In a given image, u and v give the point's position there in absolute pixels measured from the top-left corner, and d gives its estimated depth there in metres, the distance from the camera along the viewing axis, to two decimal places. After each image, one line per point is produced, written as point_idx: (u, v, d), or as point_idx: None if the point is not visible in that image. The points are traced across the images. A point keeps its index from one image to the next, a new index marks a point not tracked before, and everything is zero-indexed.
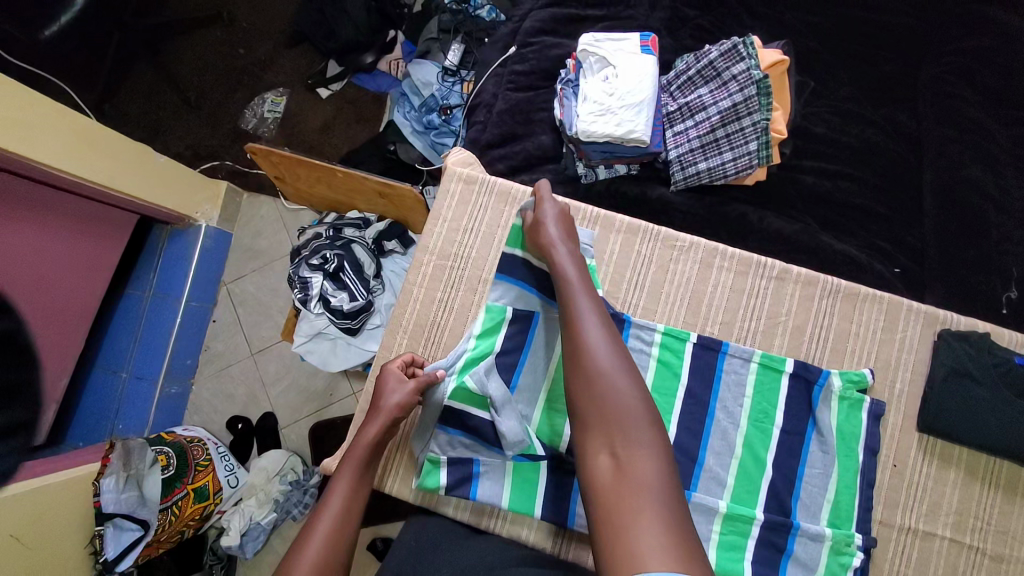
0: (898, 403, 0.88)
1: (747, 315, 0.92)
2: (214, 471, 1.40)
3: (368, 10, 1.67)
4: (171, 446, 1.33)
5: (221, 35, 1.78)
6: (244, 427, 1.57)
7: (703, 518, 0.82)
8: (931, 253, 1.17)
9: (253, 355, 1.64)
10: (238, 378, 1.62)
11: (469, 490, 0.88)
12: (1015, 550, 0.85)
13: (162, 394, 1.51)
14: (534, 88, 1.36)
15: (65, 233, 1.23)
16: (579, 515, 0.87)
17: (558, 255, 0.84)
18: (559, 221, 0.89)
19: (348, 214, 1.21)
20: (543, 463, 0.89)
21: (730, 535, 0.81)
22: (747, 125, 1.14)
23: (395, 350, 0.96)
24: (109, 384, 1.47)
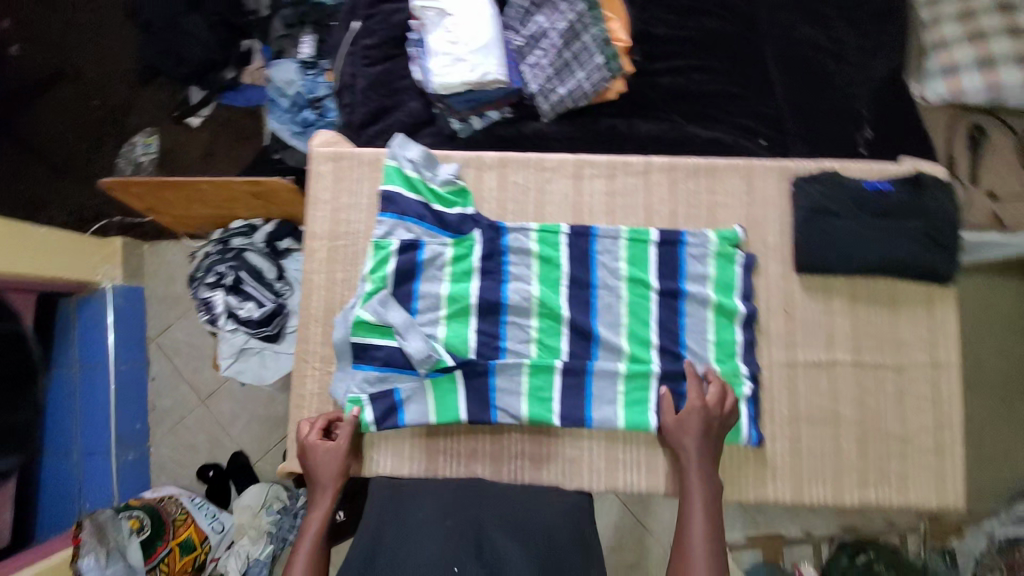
0: (773, 254, 0.94)
1: (626, 212, 0.97)
2: (195, 522, 1.39)
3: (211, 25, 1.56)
4: (142, 510, 1.32)
5: (70, 91, 1.68)
6: (216, 473, 1.51)
7: (608, 383, 0.91)
8: (786, 117, 1.26)
9: (204, 401, 1.59)
10: (196, 428, 1.57)
11: (397, 419, 0.91)
12: (910, 356, 0.90)
13: (121, 461, 1.47)
14: (389, 57, 1.34)
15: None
16: (501, 412, 0.91)
17: (686, 452, 0.85)
18: (705, 419, 0.85)
19: (234, 225, 1.16)
20: (458, 372, 0.92)
21: (634, 392, 0.90)
22: (588, 41, 1.22)
23: (314, 341, 0.96)
24: (63, 468, 1.41)
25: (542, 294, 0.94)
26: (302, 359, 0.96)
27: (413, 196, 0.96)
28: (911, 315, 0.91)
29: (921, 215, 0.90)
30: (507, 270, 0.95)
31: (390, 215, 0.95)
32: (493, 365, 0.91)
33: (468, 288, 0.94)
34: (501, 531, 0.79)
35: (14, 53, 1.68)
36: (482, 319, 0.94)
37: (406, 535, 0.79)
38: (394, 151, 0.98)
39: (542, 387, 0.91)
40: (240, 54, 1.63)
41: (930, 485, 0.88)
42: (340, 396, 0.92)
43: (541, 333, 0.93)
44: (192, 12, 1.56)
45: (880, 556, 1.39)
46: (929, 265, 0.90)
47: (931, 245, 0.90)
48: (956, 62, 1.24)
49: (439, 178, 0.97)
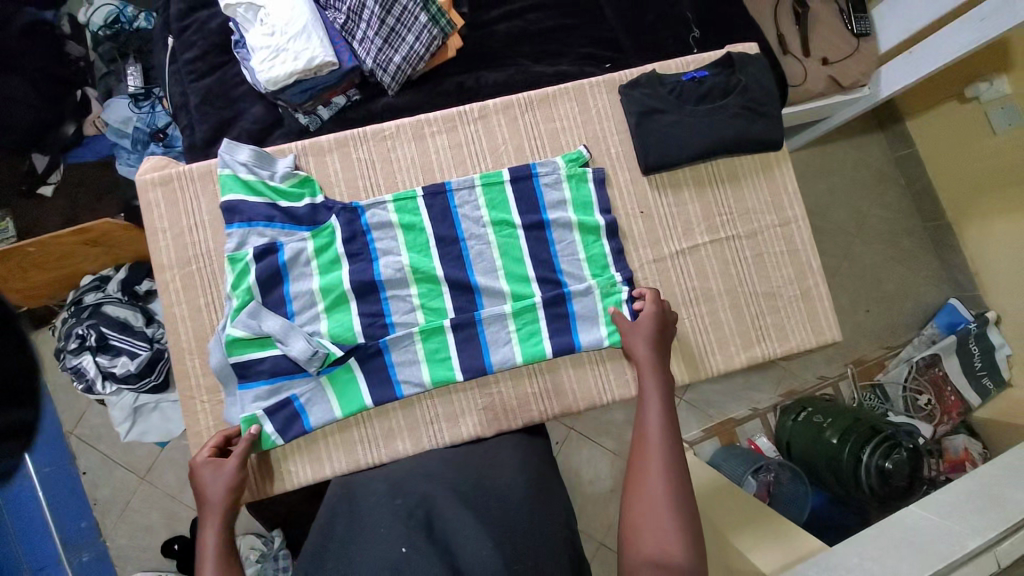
0: (618, 163, 0.99)
1: (474, 159, 0.99)
2: None
3: (34, 82, 1.34)
4: None
5: None
6: (181, 545, 1.39)
7: (500, 326, 0.93)
8: (621, 35, 1.29)
9: (144, 477, 1.45)
10: (145, 506, 1.43)
11: (303, 424, 0.89)
12: (758, 221, 1.00)
13: (75, 565, 1.32)
14: (217, 67, 1.25)
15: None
16: (405, 384, 0.91)
17: (638, 349, 0.89)
18: (653, 318, 0.90)
19: (83, 282, 1.13)
20: (352, 360, 0.90)
21: (526, 326, 0.93)
22: (407, 3, 1.17)
23: (195, 371, 0.93)
24: None
25: (413, 261, 0.93)
26: (190, 391, 0.92)
27: (256, 199, 0.93)
28: (751, 185, 1.01)
29: (736, 92, 0.97)
30: (374, 247, 0.94)
31: (238, 224, 0.92)
32: (385, 343, 0.90)
33: (338, 276, 0.92)
34: (457, 507, 0.72)
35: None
36: (362, 302, 0.92)
37: (359, 515, 0.76)
38: (225, 159, 0.94)
39: (437, 350, 0.92)
40: (77, 104, 1.41)
41: (806, 324, 0.99)
42: (235, 421, 0.89)
43: (423, 299, 0.93)
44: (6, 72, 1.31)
45: (819, 408, 1.43)
46: (755, 135, 0.97)
47: (754, 117, 0.97)
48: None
49: (281, 171, 0.94)
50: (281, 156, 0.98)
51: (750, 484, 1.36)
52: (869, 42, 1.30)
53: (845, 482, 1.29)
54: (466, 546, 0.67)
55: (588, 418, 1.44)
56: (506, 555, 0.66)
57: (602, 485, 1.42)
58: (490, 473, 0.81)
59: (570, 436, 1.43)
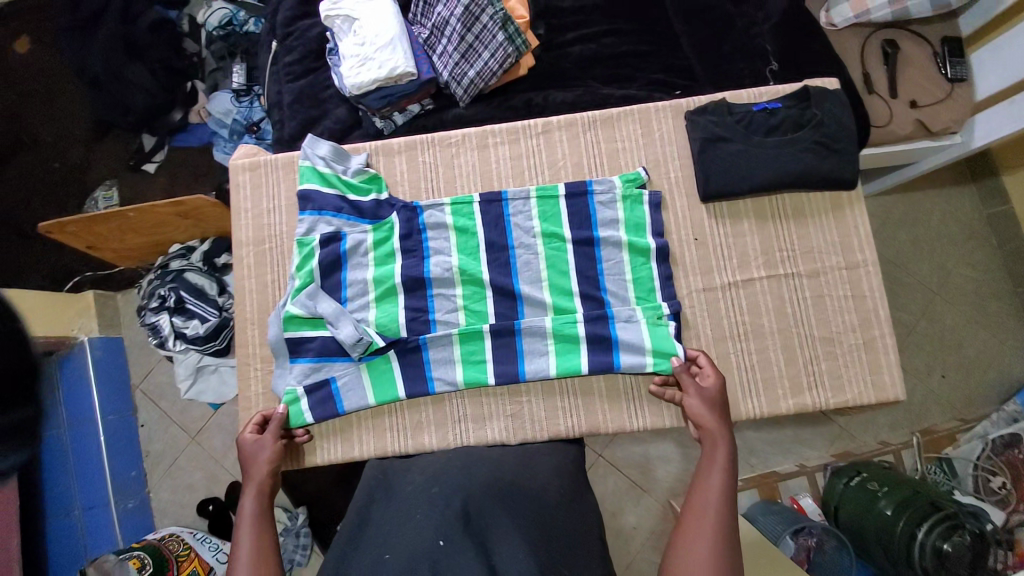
0: (676, 188, 0.99)
1: (533, 171, 1.02)
2: (199, 555, 1.36)
3: (153, 72, 1.50)
4: (142, 550, 1.28)
5: (29, 159, 1.62)
6: (216, 507, 1.49)
7: (538, 337, 0.94)
8: (696, 65, 1.29)
9: (194, 438, 1.56)
10: (191, 465, 1.54)
11: (336, 406, 0.93)
12: (821, 262, 0.96)
13: (120, 509, 1.44)
14: (310, 70, 1.36)
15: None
16: (438, 381, 0.94)
17: (702, 414, 0.85)
18: (717, 386, 0.87)
19: (171, 249, 1.25)
20: (392, 352, 0.94)
21: (564, 342, 0.93)
22: (487, 21, 1.22)
23: (253, 341, 1.00)
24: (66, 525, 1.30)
25: (462, 263, 0.96)
26: (244, 359, 1.00)
27: (329, 190, 1.00)
28: (817, 225, 0.97)
29: (810, 127, 0.94)
30: (427, 246, 0.98)
31: (308, 211, 0.99)
32: (424, 339, 0.93)
33: (391, 269, 0.96)
34: (494, 504, 0.71)
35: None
36: (410, 296, 0.96)
37: (397, 496, 0.77)
38: (306, 151, 1.01)
39: (474, 351, 0.94)
40: (186, 94, 1.57)
41: (865, 376, 0.93)
42: (280, 391, 0.95)
43: (467, 300, 0.96)
44: (133, 61, 1.48)
45: (876, 475, 1.31)
46: (823, 172, 0.93)
47: (826, 154, 0.94)
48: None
49: (355, 167, 1.01)
50: (356, 153, 1.05)
51: (787, 545, 1.25)
52: (963, 88, 1.22)
53: (895, 559, 1.18)
54: (502, 547, 0.65)
55: (621, 449, 1.40)
56: (540, 559, 0.65)
57: (627, 520, 1.37)
58: (525, 473, 0.80)
59: (600, 462, 1.40)
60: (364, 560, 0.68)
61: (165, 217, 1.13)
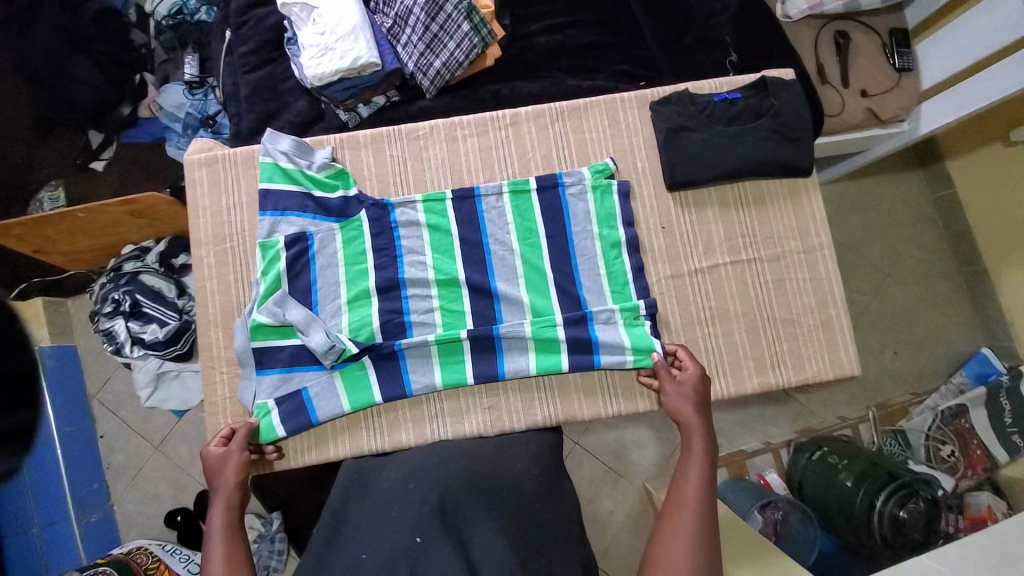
0: (644, 177, 1.00)
1: (503, 163, 1.01)
2: (169, 567, 1.31)
3: (98, 64, 1.42)
4: (108, 565, 1.22)
5: None
6: (184, 516, 1.43)
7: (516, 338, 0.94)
8: (660, 56, 1.31)
9: (158, 447, 1.50)
10: (156, 476, 1.48)
11: (309, 417, 0.91)
12: (782, 247, 1.00)
13: (83, 523, 1.37)
14: (269, 62, 1.32)
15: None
16: (414, 382, 0.93)
17: (682, 411, 0.88)
18: (697, 382, 0.89)
19: (125, 251, 1.19)
20: (367, 359, 0.92)
21: (544, 343, 0.93)
22: (451, 11, 1.21)
23: (218, 345, 0.97)
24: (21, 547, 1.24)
25: (437, 264, 0.96)
26: (208, 363, 0.96)
27: (293, 187, 0.97)
28: (777, 211, 1.01)
29: (768, 115, 0.97)
30: (400, 245, 0.97)
31: (270, 211, 0.96)
32: (400, 345, 0.92)
33: (364, 270, 0.95)
34: (470, 496, 0.72)
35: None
36: (383, 297, 0.94)
37: (373, 493, 0.76)
38: (267, 147, 0.98)
39: (450, 353, 0.93)
40: (135, 87, 1.50)
41: (824, 355, 0.98)
42: (250, 404, 0.92)
43: (442, 301, 0.95)
44: (78, 54, 1.40)
45: (836, 449, 1.38)
46: (781, 160, 0.97)
47: (783, 142, 0.97)
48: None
49: (318, 161, 0.99)
50: (319, 147, 1.02)
51: (755, 519, 1.31)
52: (910, 78, 1.29)
53: (855, 527, 1.24)
54: (480, 542, 0.66)
55: (597, 437, 1.42)
56: (516, 550, 0.67)
57: (604, 505, 1.39)
58: (501, 463, 0.81)
59: (576, 450, 1.42)
60: (343, 560, 0.68)
61: (118, 216, 1.08)
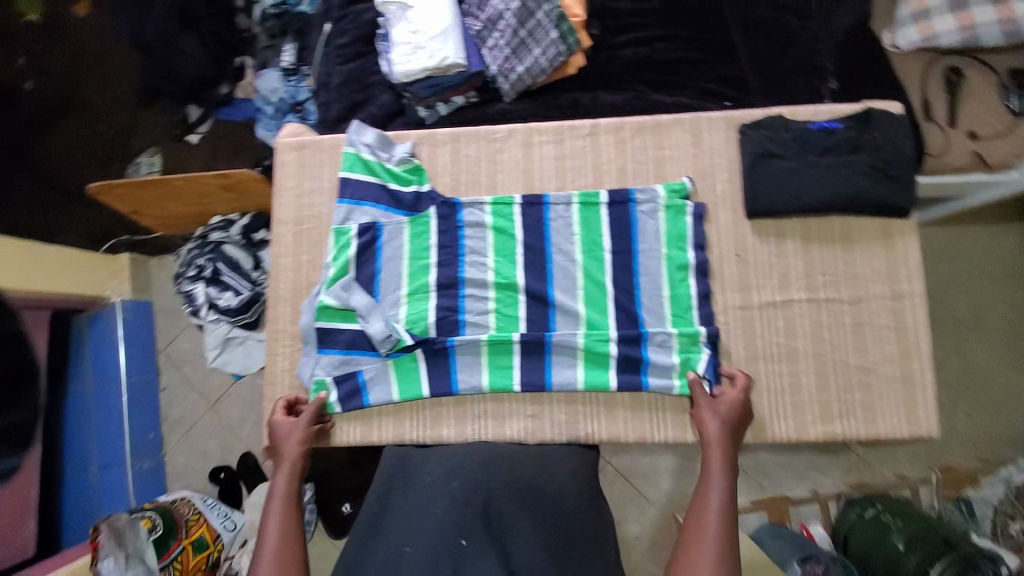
0: (723, 202, 0.97)
1: (577, 173, 1.01)
2: (207, 521, 1.38)
3: (204, 44, 1.53)
4: (153, 510, 1.30)
5: (78, 121, 1.66)
6: (227, 475, 1.52)
7: (568, 349, 0.93)
8: (751, 77, 1.26)
9: (212, 406, 1.59)
10: (206, 433, 1.58)
11: (362, 400, 0.94)
12: (864, 290, 0.93)
13: (135, 470, 1.47)
14: (360, 55, 1.37)
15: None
16: (462, 380, 0.93)
17: (708, 429, 0.84)
18: (728, 404, 0.86)
19: (212, 221, 1.27)
20: (419, 351, 0.94)
21: (593, 357, 0.92)
22: (542, 18, 1.22)
23: (284, 319, 1.01)
24: (82, 486, 1.40)
25: (498, 267, 0.96)
26: (272, 335, 1.01)
27: (371, 179, 1.00)
28: (865, 249, 0.94)
29: (867, 150, 0.92)
30: (463, 244, 0.98)
31: (345, 200, 0.99)
32: (452, 342, 0.93)
33: (426, 266, 0.97)
34: (512, 504, 0.73)
35: (28, 89, 1.66)
36: (441, 295, 0.96)
37: (413, 485, 0.78)
38: (351, 138, 1.02)
39: (501, 357, 0.94)
40: (234, 70, 1.61)
41: (899, 409, 0.91)
42: (308, 380, 0.95)
43: (499, 304, 0.95)
44: (186, 31, 1.51)
45: (891, 508, 1.28)
46: (876, 197, 0.91)
47: (881, 179, 0.92)
48: (929, 7, 1.16)
49: (399, 157, 1.02)
50: (400, 141, 1.05)
51: (793, 570, 1.22)
52: None
53: None
54: (523, 552, 0.69)
55: (632, 459, 1.37)
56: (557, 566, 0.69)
57: (630, 530, 1.35)
58: (542, 474, 0.80)
59: (608, 470, 1.38)
60: (384, 549, 0.70)
61: (209, 185, 1.14)
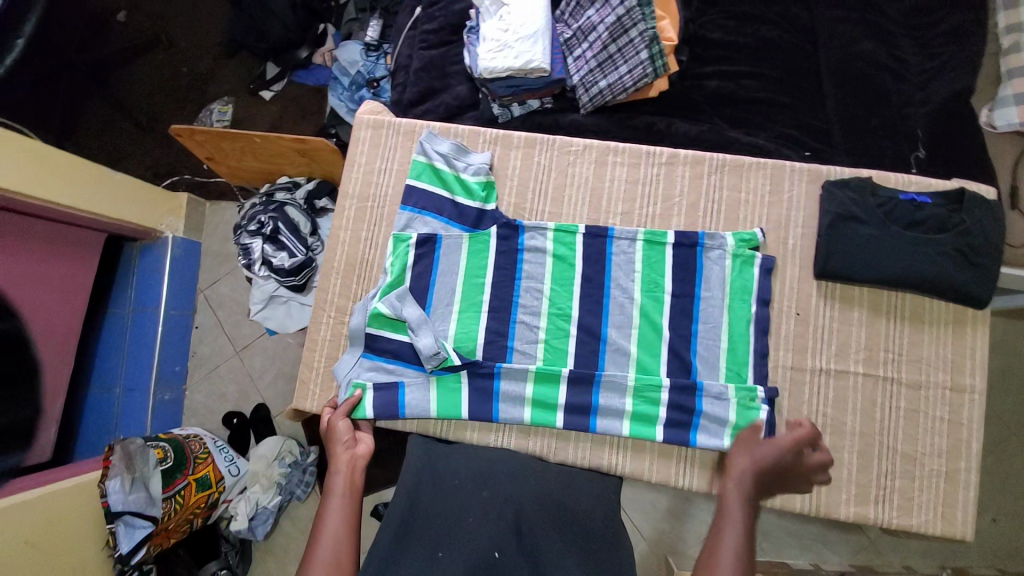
0: (792, 257, 0.95)
1: (645, 202, 0.99)
2: (214, 462, 1.39)
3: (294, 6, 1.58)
4: (168, 442, 1.33)
5: (164, 58, 1.73)
6: (239, 421, 1.56)
7: (617, 394, 0.92)
8: (835, 131, 1.22)
9: (239, 352, 1.64)
10: (228, 376, 1.63)
11: (398, 409, 0.94)
12: (928, 375, 0.93)
13: (157, 400, 1.52)
14: (446, 43, 1.39)
15: (15, 249, 1.18)
16: (503, 411, 0.93)
17: (733, 462, 0.84)
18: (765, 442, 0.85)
19: (280, 180, 1.30)
20: (464, 373, 0.94)
21: (643, 406, 0.91)
22: (635, 36, 1.20)
23: (332, 289, 1.04)
24: (105, 402, 1.47)
25: (553, 294, 0.96)
26: (319, 302, 1.03)
27: (442, 192, 1.01)
28: (934, 335, 0.94)
29: (955, 231, 0.90)
30: (521, 268, 0.98)
31: (405, 207, 1.01)
32: (499, 369, 0.93)
33: (480, 285, 0.98)
34: (545, 523, 0.75)
35: (120, 20, 1.72)
36: (492, 317, 0.96)
37: (444, 483, 0.80)
38: (424, 146, 1.03)
39: (546, 392, 0.92)
40: (316, 36, 1.63)
41: (937, 505, 0.90)
42: (343, 379, 0.97)
43: (549, 336, 0.95)
44: None
45: None
46: (957, 284, 0.89)
47: (962, 264, 0.89)
48: None
49: (468, 177, 1.02)
50: (476, 149, 1.06)
51: None
52: None
53: None
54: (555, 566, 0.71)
55: (631, 492, 1.33)
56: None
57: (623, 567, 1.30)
58: (570, 494, 0.81)
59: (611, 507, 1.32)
60: (416, 551, 0.72)
61: (286, 148, 1.17)
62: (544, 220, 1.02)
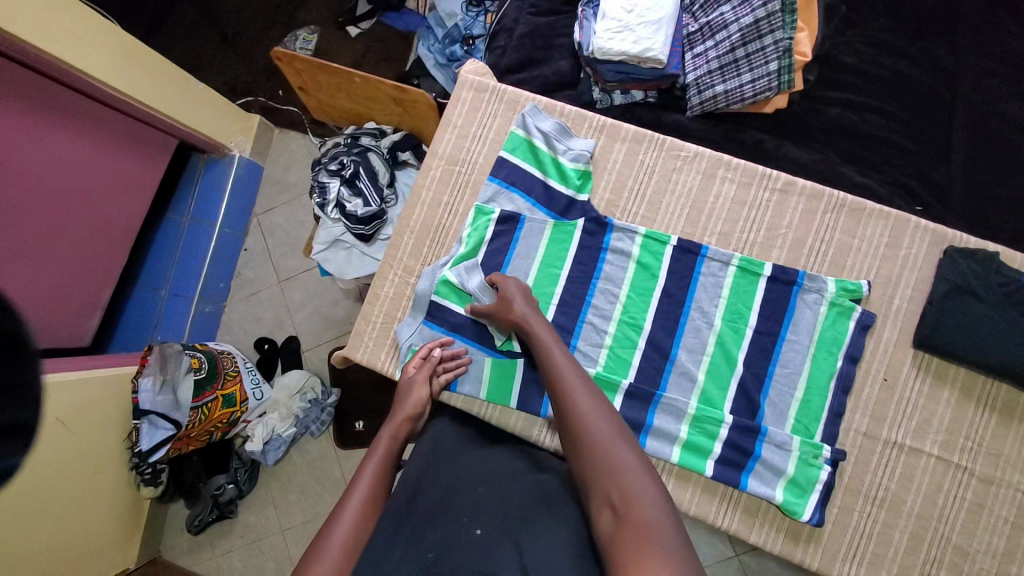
0: (894, 318, 0.89)
1: (747, 226, 0.93)
2: (241, 382, 1.41)
3: None
4: (204, 354, 1.34)
5: None
6: (269, 347, 1.57)
7: (672, 418, 0.88)
8: (956, 191, 1.12)
9: (280, 283, 1.64)
10: (267, 303, 1.64)
11: (450, 384, 0.92)
12: (1007, 474, 0.86)
13: (198, 310, 1.55)
14: (556, 13, 1.32)
15: (100, 142, 1.21)
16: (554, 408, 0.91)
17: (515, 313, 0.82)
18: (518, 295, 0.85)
19: (367, 125, 1.29)
20: (521, 361, 0.92)
21: (697, 437, 0.87)
22: (768, 45, 1.11)
23: (403, 249, 1.02)
24: (148, 302, 1.50)
25: (630, 302, 0.92)
26: (387, 259, 1.01)
27: (535, 172, 0.97)
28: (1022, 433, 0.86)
29: None
30: (600, 267, 0.94)
31: (494, 178, 0.98)
32: None
33: (555, 277, 0.94)
34: (543, 510, 0.65)
35: None
36: (561, 311, 0.93)
37: (449, 471, 0.75)
38: (526, 120, 0.99)
39: None
40: None
41: None
42: (403, 342, 0.96)
43: (615, 343, 0.91)
44: None
45: None
46: None
47: None
48: None
49: (563, 161, 0.97)
50: (578, 134, 1.01)
51: None
52: None
53: None
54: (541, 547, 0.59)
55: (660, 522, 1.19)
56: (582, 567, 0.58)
57: None
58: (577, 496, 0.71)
59: None
60: (407, 535, 0.65)
61: (384, 94, 1.16)
62: (634, 223, 0.97)
